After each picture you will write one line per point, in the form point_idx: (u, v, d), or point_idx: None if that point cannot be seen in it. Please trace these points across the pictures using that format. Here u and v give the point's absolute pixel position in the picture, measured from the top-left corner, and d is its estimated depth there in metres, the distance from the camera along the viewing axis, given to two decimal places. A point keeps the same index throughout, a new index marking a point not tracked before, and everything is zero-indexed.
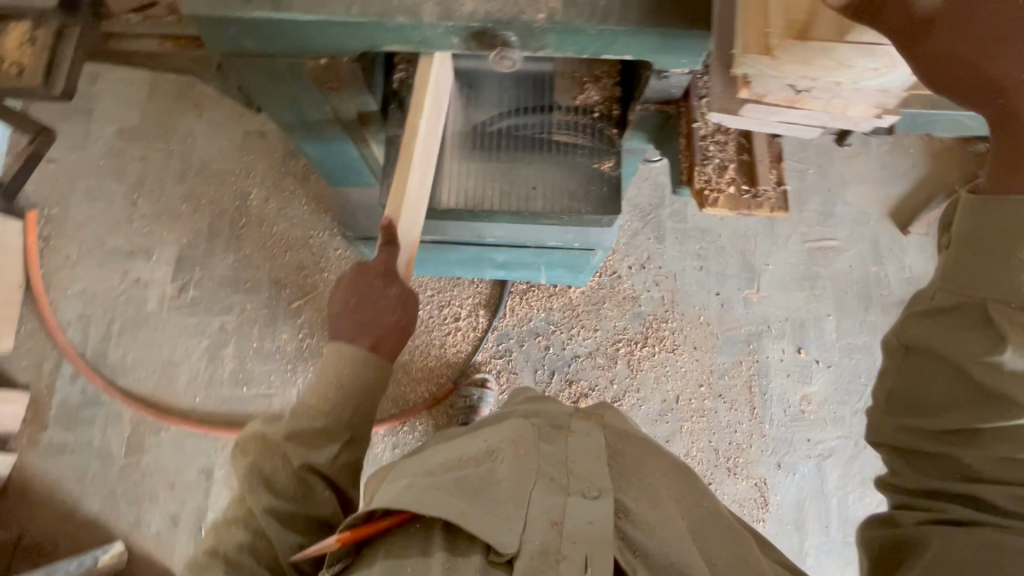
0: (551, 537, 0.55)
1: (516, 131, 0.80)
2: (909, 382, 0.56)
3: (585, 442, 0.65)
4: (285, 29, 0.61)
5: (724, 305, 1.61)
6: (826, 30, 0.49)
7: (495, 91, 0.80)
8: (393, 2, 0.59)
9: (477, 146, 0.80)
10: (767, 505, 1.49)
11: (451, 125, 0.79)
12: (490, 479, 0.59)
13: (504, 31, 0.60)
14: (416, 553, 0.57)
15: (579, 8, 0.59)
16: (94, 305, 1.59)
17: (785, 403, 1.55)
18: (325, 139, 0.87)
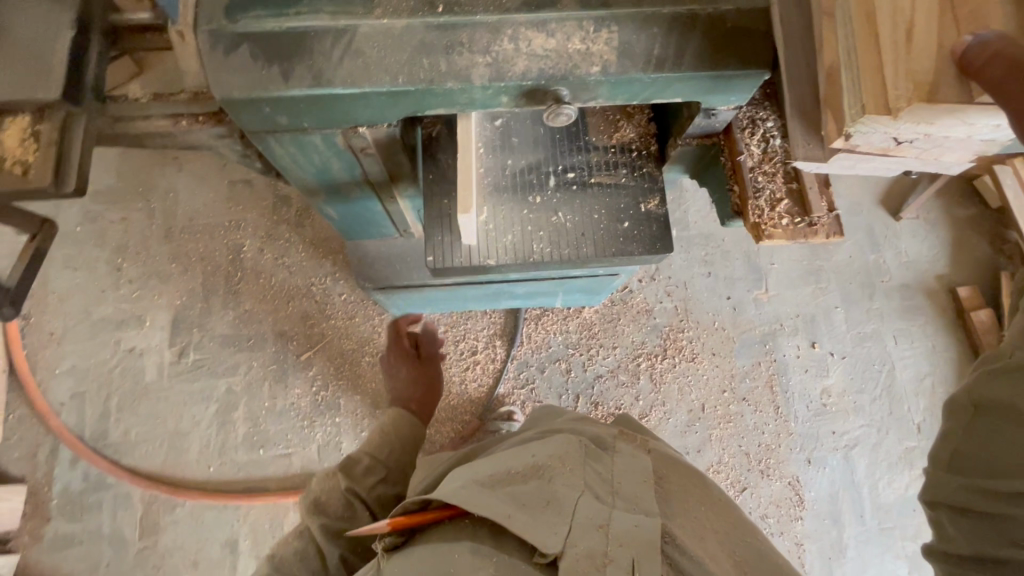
0: (597, 541, 0.55)
1: (555, 175, 0.76)
2: (977, 442, 0.53)
3: (632, 464, 0.66)
4: (324, 103, 0.57)
5: (737, 308, 1.62)
6: (951, 94, 0.50)
7: (528, 137, 0.77)
8: (442, 67, 0.56)
9: (516, 195, 0.75)
10: (803, 502, 1.50)
11: (487, 178, 0.76)
12: (547, 485, 0.60)
13: (557, 87, 0.57)
14: (465, 539, 0.59)
15: (634, 59, 0.57)
16: (87, 382, 1.49)
17: (806, 399, 1.57)
18: (350, 200, 0.83)
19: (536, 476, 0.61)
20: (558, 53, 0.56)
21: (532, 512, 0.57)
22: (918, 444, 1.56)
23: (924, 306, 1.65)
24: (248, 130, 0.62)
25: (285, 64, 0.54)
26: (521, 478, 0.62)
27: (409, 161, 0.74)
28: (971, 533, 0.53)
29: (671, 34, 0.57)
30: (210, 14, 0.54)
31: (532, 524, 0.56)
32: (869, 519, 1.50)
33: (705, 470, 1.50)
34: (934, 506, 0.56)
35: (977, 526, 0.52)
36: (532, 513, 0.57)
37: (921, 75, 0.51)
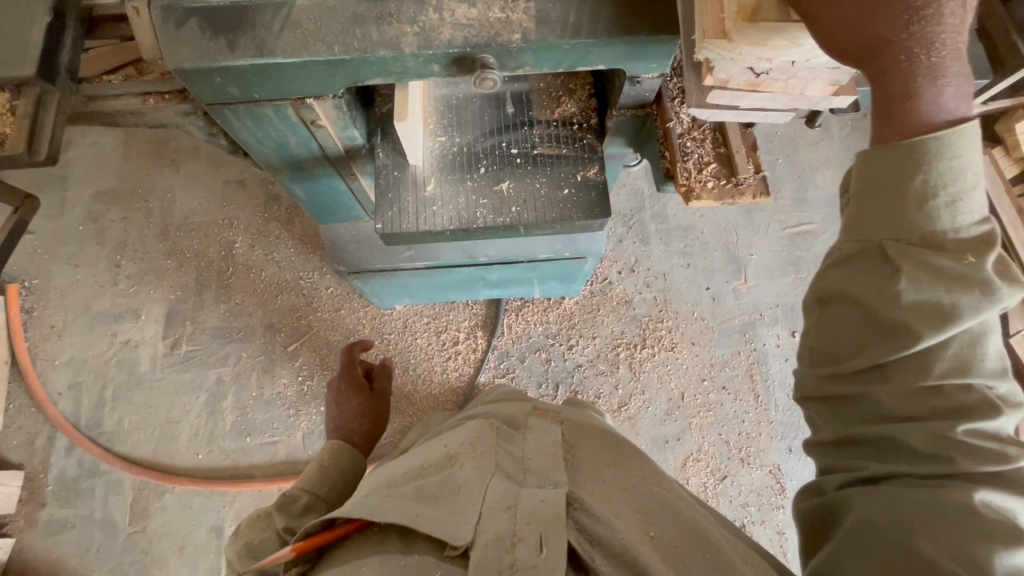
0: (507, 521, 0.55)
1: (499, 147, 0.80)
2: (825, 335, 0.52)
3: (541, 437, 0.69)
4: (268, 72, 0.62)
5: (716, 298, 1.64)
6: (771, 12, 0.50)
7: (474, 114, 0.82)
8: (374, 37, 0.61)
9: (462, 167, 0.80)
10: (784, 491, 1.49)
11: (435, 151, 0.80)
12: (453, 476, 0.61)
13: (483, 54, 0.62)
14: (373, 550, 0.58)
15: (552, 24, 0.61)
16: (84, 373, 1.55)
17: (787, 388, 1.57)
18: (312, 177, 0.88)
19: (447, 468, 0.62)
20: (481, 22, 0.61)
21: (436, 507, 0.57)
22: None
23: None
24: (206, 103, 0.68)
25: (231, 36, 0.60)
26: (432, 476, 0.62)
27: (362, 135, 0.79)
28: (834, 420, 0.52)
29: (586, 0, 0.61)
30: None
31: (436, 517, 0.55)
32: None
33: (684, 458, 1.51)
34: (803, 400, 0.56)
35: (837, 411, 0.52)
36: (436, 506, 0.57)
37: None
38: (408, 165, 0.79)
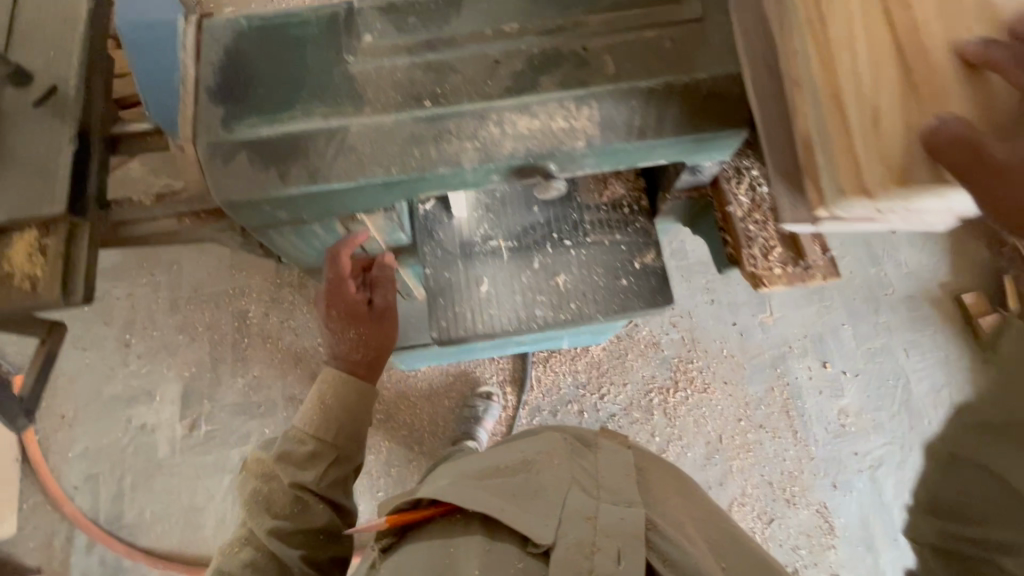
0: (586, 531, 0.62)
1: (551, 235, 0.77)
2: (952, 485, 0.45)
3: (610, 458, 0.76)
4: (319, 197, 0.59)
5: (744, 333, 1.61)
6: (927, 172, 0.43)
7: (521, 198, 0.78)
8: (432, 155, 0.58)
9: (515, 260, 0.76)
10: (833, 530, 1.46)
11: (484, 244, 0.76)
12: (540, 481, 0.69)
13: (546, 162, 0.59)
14: (459, 533, 0.67)
15: (617, 130, 0.58)
16: (99, 463, 1.48)
17: (824, 421, 1.55)
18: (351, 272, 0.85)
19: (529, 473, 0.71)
20: (543, 132, 0.58)
21: (521, 505, 0.65)
22: None
23: (932, 315, 1.63)
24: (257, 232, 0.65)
25: (281, 165, 0.56)
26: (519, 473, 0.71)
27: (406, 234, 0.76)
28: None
29: (652, 103, 0.59)
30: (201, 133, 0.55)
31: (524, 517, 0.63)
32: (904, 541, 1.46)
33: (729, 503, 1.48)
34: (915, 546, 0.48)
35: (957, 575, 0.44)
36: (521, 504, 0.65)
37: (892, 155, 0.44)
38: (465, 261, 0.75)
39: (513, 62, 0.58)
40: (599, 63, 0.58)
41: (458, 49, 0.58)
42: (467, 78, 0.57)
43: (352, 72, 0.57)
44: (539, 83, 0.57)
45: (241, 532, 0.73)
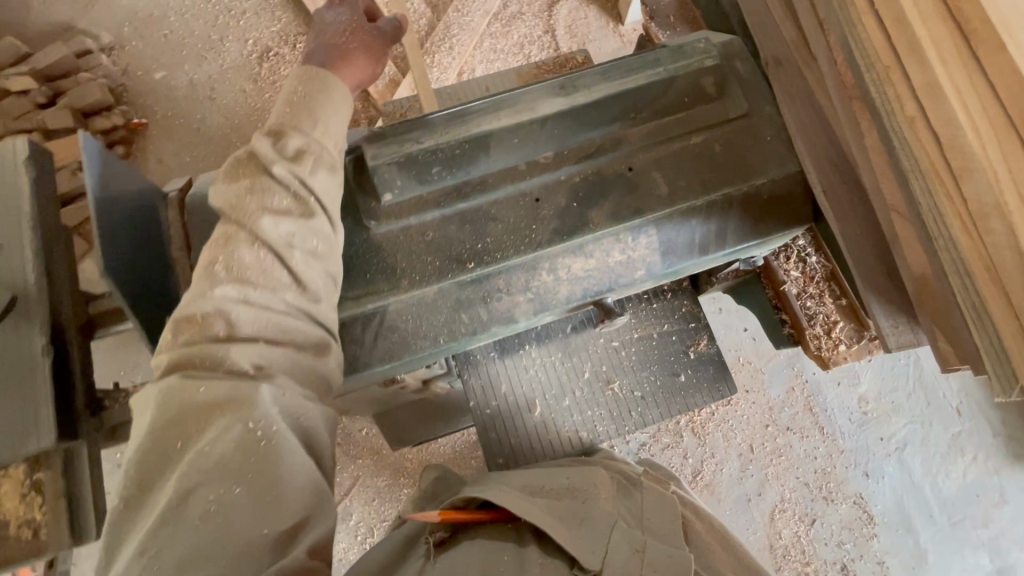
0: (631, 561, 0.58)
1: (601, 351, 0.89)
2: None
3: (656, 497, 0.70)
4: (404, 356, 0.67)
5: (756, 338, 1.61)
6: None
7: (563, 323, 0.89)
8: (494, 306, 0.68)
9: (568, 380, 0.88)
10: (872, 518, 1.48)
11: (539, 371, 0.88)
12: (583, 508, 0.65)
13: (604, 297, 0.70)
14: (511, 550, 0.62)
15: (678, 253, 0.69)
16: None
17: (846, 412, 1.56)
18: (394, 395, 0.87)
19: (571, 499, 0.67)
20: (601, 268, 0.69)
21: (567, 525, 0.62)
22: (963, 427, 1.56)
23: None
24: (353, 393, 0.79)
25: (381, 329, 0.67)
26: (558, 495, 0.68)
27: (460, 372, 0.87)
28: None
29: (708, 217, 0.69)
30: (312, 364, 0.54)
31: (569, 536, 0.60)
32: (939, 516, 1.50)
33: (771, 512, 1.48)
34: None
35: None
36: (569, 525, 0.62)
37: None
38: (511, 382, 0.87)
39: (555, 197, 0.69)
40: (651, 187, 0.69)
41: (491, 191, 0.69)
42: (507, 227, 0.68)
43: (379, 240, 0.68)
44: (588, 218, 0.68)
45: (217, 249, 0.62)
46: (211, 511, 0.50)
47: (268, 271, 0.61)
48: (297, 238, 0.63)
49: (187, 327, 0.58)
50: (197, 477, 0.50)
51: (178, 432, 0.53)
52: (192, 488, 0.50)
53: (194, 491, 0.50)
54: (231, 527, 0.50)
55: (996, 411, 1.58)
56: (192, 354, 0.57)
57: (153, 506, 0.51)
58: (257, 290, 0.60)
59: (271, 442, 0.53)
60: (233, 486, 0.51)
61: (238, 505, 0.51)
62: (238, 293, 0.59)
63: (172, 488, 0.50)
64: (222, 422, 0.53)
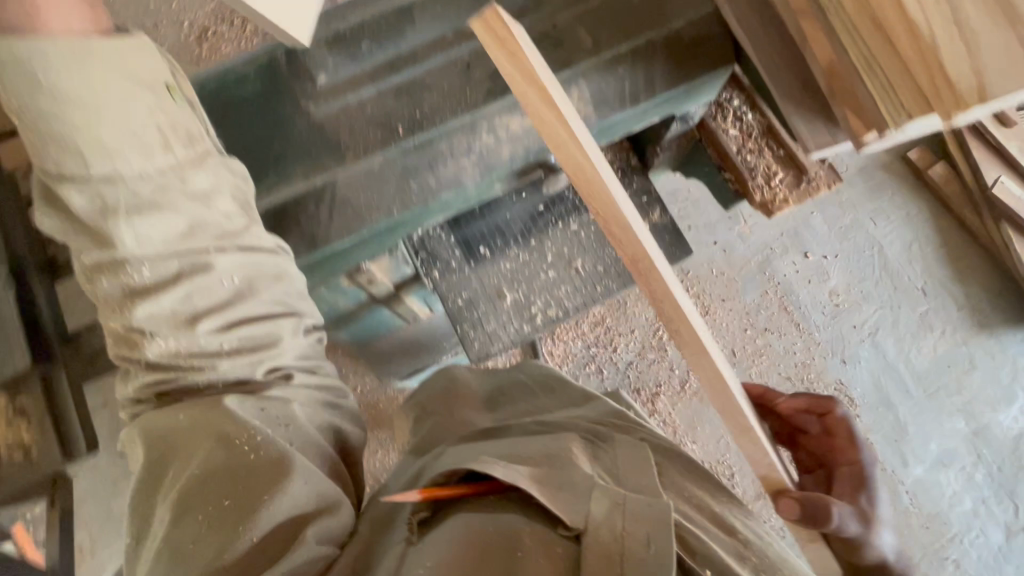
0: (612, 512, 0.49)
1: (559, 231, 0.95)
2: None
3: (631, 448, 0.61)
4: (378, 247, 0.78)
5: (727, 249, 1.66)
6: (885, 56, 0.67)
7: (521, 207, 0.94)
8: (438, 183, 0.74)
9: (527, 264, 0.94)
10: (854, 401, 1.56)
11: (505, 262, 0.93)
12: (559, 471, 0.54)
13: (548, 154, 0.78)
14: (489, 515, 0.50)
15: (611, 104, 0.73)
16: None
17: (819, 306, 1.63)
18: (369, 308, 0.95)
19: (551, 479, 0.52)
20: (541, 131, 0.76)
21: (538, 478, 0.52)
22: (929, 305, 1.64)
23: (885, 180, 1.74)
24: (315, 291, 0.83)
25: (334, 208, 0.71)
26: (533, 461, 0.56)
27: (426, 271, 0.88)
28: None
29: (633, 65, 0.73)
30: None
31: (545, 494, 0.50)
32: (915, 390, 1.58)
33: None
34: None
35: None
36: (542, 484, 0.51)
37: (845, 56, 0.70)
38: (478, 274, 0.90)
39: (484, 60, 0.75)
40: (576, 40, 0.72)
41: (422, 62, 0.75)
42: (440, 94, 0.73)
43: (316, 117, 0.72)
44: None
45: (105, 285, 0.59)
46: (209, 514, 0.52)
47: (185, 274, 0.60)
48: (211, 201, 0.62)
49: (127, 347, 0.60)
50: (190, 502, 0.52)
51: (170, 471, 0.56)
52: (183, 497, 0.52)
53: (186, 513, 0.52)
54: (224, 510, 0.52)
55: (959, 287, 1.66)
56: (160, 381, 0.60)
57: (155, 524, 0.54)
58: (230, 300, 0.62)
59: (257, 455, 0.54)
60: (225, 499, 0.52)
61: (230, 515, 0.52)
62: (164, 312, 0.59)
63: (166, 524, 0.53)
64: (209, 443, 0.55)
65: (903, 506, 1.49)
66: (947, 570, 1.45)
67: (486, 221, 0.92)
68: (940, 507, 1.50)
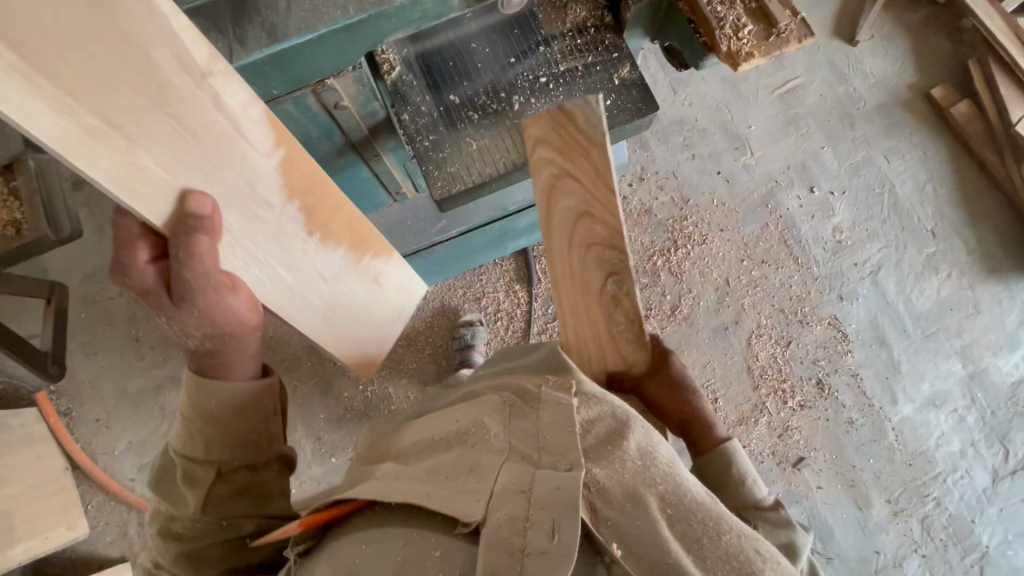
0: (519, 505, 0.50)
1: (522, 78, 0.78)
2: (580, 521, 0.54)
3: (557, 408, 0.59)
4: (286, 57, 0.57)
5: (730, 180, 1.64)
6: None
7: (486, 49, 0.79)
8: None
9: (491, 110, 0.77)
10: (847, 336, 1.54)
11: (470, 113, 0.77)
12: (465, 458, 0.56)
13: None
14: (396, 522, 0.54)
15: None
16: (149, 452, 1.53)
17: (821, 241, 1.60)
18: (336, 172, 0.86)
19: (464, 474, 0.55)
20: None
21: (451, 486, 0.54)
22: (937, 247, 1.60)
23: (904, 118, 1.68)
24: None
25: None
26: (444, 450, 0.59)
27: (387, 108, 0.75)
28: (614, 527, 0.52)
29: None
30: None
31: (451, 500, 0.52)
32: (913, 330, 1.55)
33: (747, 338, 1.54)
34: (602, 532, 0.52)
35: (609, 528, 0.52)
36: (452, 488, 0.53)
37: None
38: (448, 126, 0.76)
39: None
40: None
41: None
42: None
43: None
44: None
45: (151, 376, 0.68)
46: None
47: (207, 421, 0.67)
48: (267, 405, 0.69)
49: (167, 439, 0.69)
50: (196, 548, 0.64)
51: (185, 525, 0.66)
52: None
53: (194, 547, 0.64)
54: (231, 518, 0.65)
55: (971, 230, 1.61)
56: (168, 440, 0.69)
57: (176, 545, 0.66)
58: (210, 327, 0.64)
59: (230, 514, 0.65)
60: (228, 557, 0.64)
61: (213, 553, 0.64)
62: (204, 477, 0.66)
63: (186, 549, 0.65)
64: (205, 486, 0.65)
65: (887, 442, 1.48)
66: (926, 507, 1.44)
67: (440, 65, 0.78)
68: (926, 445, 1.48)
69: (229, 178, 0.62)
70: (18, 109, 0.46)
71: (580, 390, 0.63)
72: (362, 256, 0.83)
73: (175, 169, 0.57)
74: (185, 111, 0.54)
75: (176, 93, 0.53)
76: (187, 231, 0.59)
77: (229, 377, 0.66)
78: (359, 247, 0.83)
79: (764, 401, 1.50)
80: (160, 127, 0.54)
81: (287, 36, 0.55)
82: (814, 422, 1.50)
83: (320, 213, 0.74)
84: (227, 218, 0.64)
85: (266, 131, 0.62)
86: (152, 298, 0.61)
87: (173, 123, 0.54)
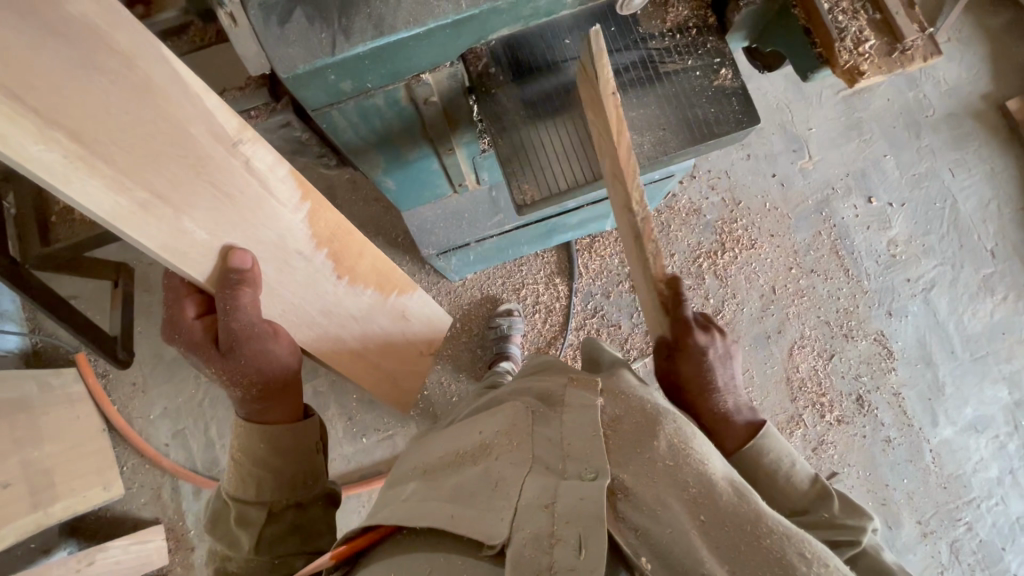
0: (543, 522, 0.48)
1: (617, 76, 0.73)
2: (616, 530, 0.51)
3: (585, 414, 0.57)
4: (390, 52, 0.53)
5: (785, 183, 1.58)
6: None
7: (581, 40, 0.74)
8: None
9: (580, 109, 0.73)
10: (892, 354, 1.51)
11: (558, 111, 0.73)
12: (485, 470, 0.55)
13: None
14: (418, 545, 0.54)
15: None
16: (183, 420, 1.54)
17: (874, 254, 1.55)
18: (406, 164, 0.82)
19: (488, 492, 0.53)
20: None
21: (470, 501, 0.52)
22: (995, 268, 1.54)
23: (974, 129, 1.60)
24: (323, 61, 0.52)
25: None
26: (468, 460, 0.58)
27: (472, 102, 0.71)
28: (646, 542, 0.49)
29: None
30: (299, 45, 0.52)
31: (469, 517, 0.51)
32: (961, 352, 1.51)
33: (789, 348, 1.51)
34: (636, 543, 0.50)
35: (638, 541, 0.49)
36: (470, 505, 0.52)
37: None
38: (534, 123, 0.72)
39: None
40: None
41: None
42: None
43: None
44: None
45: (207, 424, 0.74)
46: None
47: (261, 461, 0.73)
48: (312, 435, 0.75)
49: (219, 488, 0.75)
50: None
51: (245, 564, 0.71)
52: None
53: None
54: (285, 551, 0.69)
55: None
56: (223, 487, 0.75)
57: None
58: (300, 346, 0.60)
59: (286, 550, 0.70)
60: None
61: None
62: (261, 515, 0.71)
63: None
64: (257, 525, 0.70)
65: (923, 463, 1.46)
66: (957, 531, 1.42)
67: (533, 56, 0.73)
68: (963, 470, 1.46)
69: (265, 234, 0.68)
70: (83, 192, 0.54)
71: (608, 390, 0.62)
72: (389, 294, 0.87)
73: (215, 230, 0.64)
74: (223, 177, 0.62)
75: (210, 162, 0.60)
76: (228, 284, 0.65)
77: (273, 415, 0.73)
78: (386, 286, 0.86)
79: (801, 413, 1.48)
80: (201, 195, 0.61)
81: (394, 29, 0.51)
82: (851, 438, 1.47)
83: (347, 257, 0.79)
84: (261, 267, 0.70)
85: (293, 188, 0.68)
86: (204, 351, 0.68)
87: (214, 191, 0.62)
